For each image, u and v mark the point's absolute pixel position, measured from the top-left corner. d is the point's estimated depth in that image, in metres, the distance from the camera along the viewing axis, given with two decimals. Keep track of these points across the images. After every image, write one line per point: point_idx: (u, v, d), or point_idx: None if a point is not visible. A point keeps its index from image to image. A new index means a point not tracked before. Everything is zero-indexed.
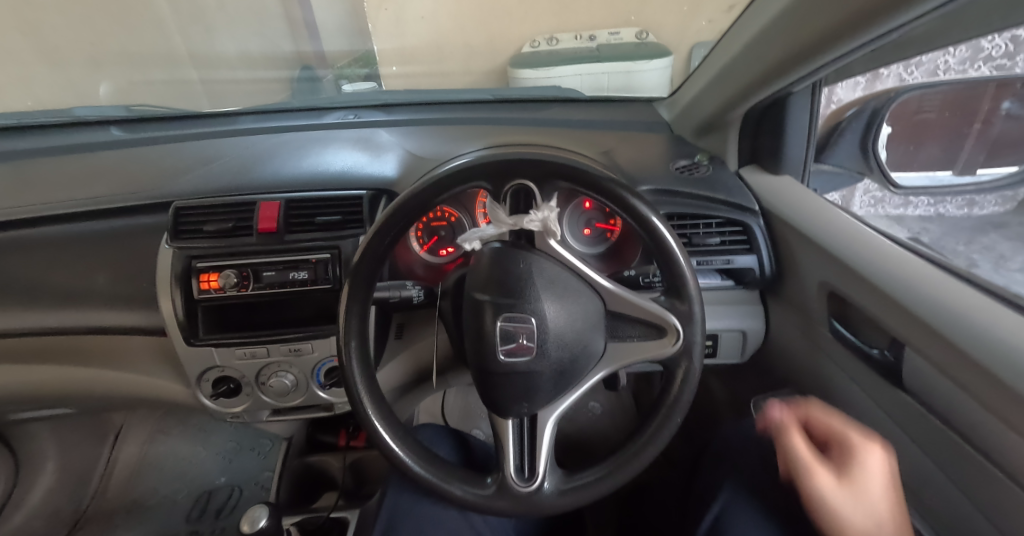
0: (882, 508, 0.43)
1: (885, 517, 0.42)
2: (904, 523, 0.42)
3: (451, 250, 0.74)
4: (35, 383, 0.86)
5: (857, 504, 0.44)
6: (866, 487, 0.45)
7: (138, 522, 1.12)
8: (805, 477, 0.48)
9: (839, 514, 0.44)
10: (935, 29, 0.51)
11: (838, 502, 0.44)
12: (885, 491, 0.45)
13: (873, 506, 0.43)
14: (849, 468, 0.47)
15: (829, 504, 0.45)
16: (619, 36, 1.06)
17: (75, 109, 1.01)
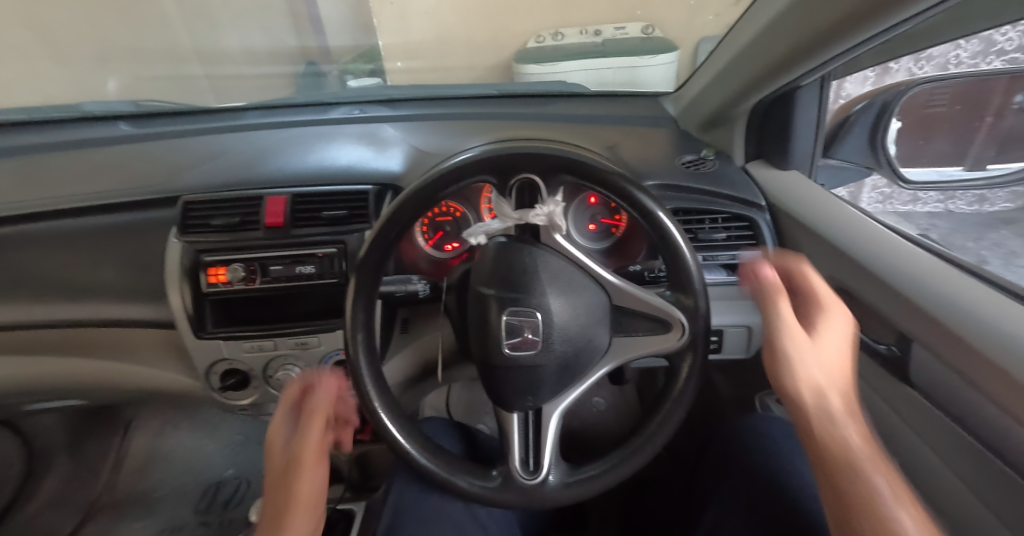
0: (835, 368, 0.45)
1: (835, 375, 0.45)
2: (847, 378, 0.45)
3: (456, 245, 0.75)
4: (46, 376, 0.87)
5: (819, 364, 0.45)
6: (828, 349, 0.46)
7: (147, 513, 1.14)
8: (773, 334, 0.47)
9: (802, 370, 0.44)
10: (946, 21, 0.50)
11: (805, 360, 0.45)
12: (841, 351, 0.46)
13: (830, 367, 0.45)
14: (820, 332, 0.47)
15: (796, 361, 0.45)
16: (625, 31, 1.05)
17: (83, 105, 1.01)
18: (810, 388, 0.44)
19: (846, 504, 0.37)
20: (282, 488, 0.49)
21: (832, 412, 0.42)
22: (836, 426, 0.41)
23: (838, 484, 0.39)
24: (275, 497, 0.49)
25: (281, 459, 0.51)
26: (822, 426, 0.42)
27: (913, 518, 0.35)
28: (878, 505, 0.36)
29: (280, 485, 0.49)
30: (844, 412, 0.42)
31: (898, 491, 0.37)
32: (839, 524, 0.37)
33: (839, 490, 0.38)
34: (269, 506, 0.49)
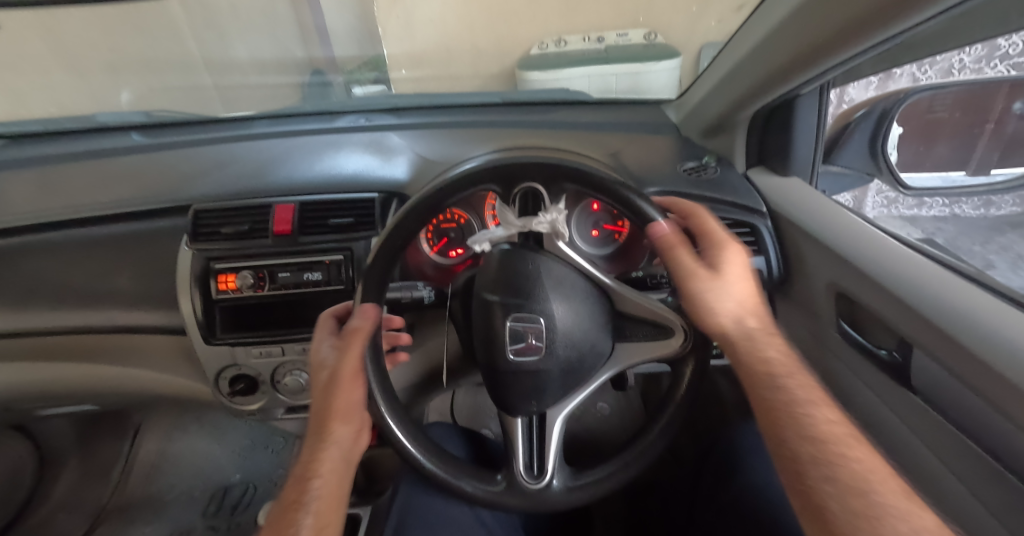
0: (742, 294, 0.51)
1: (743, 300, 0.51)
2: (755, 299, 0.52)
3: (461, 251, 0.75)
4: (59, 381, 0.89)
5: (730, 293, 0.50)
6: (734, 280, 0.50)
7: (156, 517, 1.15)
8: (685, 274, 0.50)
9: (717, 304, 0.49)
10: (943, 31, 0.51)
11: (716, 295, 0.49)
12: (744, 279, 0.51)
13: (742, 294, 0.51)
14: (722, 263, 0.51)
15: (710, 298, 0.49)
16: (628, 37, 1.07)
17: (97, 116, 1.04)
18: (727, 318, 0.50)
19: (771, 408, 0.46)
20: (328, 399, 0.53)
21: (751, 333, 0.50)
22: (755, 345, 0.49)
23: (763, 393, 0.48)
24: (320, 406, 0.54)
25: (324, 373, 0.55)
26: (744, 345, 0.50)
27: (821, 408, 0.46)
28: (797, 405, 0.46)
29: (324, 396, 0.54)
30: (761, 330, 0.50)
31: (808, 390, 0.47)
32: (765, 425, 0.47)
33: (763, 397, 0.47)
34: (314, 412, 0.55)
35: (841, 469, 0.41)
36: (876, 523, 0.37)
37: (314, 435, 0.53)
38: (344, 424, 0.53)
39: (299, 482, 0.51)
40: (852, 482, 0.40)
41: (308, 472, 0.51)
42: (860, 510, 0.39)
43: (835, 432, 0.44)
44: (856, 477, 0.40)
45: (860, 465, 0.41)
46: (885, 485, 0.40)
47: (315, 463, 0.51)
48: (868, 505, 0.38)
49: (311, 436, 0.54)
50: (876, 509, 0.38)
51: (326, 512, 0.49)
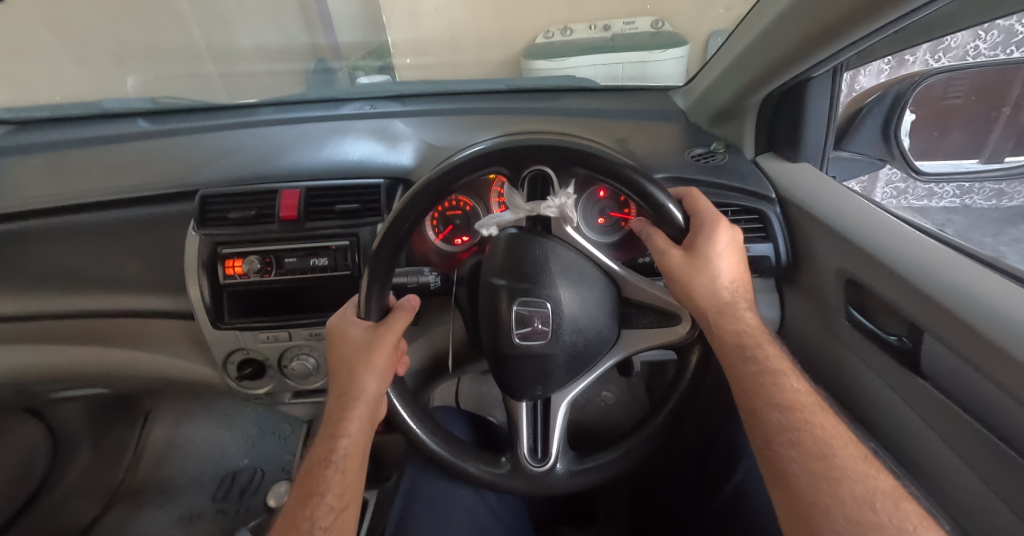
0: (722, 271, 0.52)
1: (722, 276, 0.52)
2: (733, 278, 0.52)
3: (465, 239, 0.75)
4: (71, 365, 0.90)
5: (704, 270, 0.51)
6: (713, 258, 0.51)
7: (168, 501, 1.17)
8: (661, 249, 0.53)
9: (689, 280, 0.51)
10: (958, 11, 0.49)
11: (688, 271, 0.51)
12: (725, 258, 0.52)
13: (723, 273, 0.52)
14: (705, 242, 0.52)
15: (682, 273, 0.51)
16: (635, 25, 1.04)
17: (104, 102, 1.04)
18: (702, 292, 0.51)
19: (743, 377, 0.47)
20: (360, 359, 0.52)
21: (727, 306, 0.51)
22: (729, 318, 0.51)
23: (735, 363, 0.49)
24: (349, 364, 0.53)
25: (360, 333, 0.54)
26: (719, 318, 0.51)
27: (790, 379, 0.47)
28: (768, 375, 0.47)
29: (356, 356, 0.53)
30: (737, 306, 0.52)
31: (779, 363, 0.48)
32: (735, 394, 0.48)
33: (735, 367, 0.48)
34: (342, 369, 0.53)
35: (803, 432, 0.42)
36: (833, 483, 0.38)
37: (342, 393, 0.52)
38: (374, 386, 0.52)
39: (327, 440, 0.50)
40: (813, 445, 0.41)
41: (336, 430, 0.50)
42: (818, 471, 0.39)
43: (801, 400, 0.45)
44: (816, 439, 0.41)
45: (823, 431, 0.42)
46: (846, 449, 0.41)
47: (344, 421, 0.50)
48: (827, 466, 0.39)
49: (339, 394, 0.52)
50: (834, 469, 0.39)
51: (351, 471, 0.49)
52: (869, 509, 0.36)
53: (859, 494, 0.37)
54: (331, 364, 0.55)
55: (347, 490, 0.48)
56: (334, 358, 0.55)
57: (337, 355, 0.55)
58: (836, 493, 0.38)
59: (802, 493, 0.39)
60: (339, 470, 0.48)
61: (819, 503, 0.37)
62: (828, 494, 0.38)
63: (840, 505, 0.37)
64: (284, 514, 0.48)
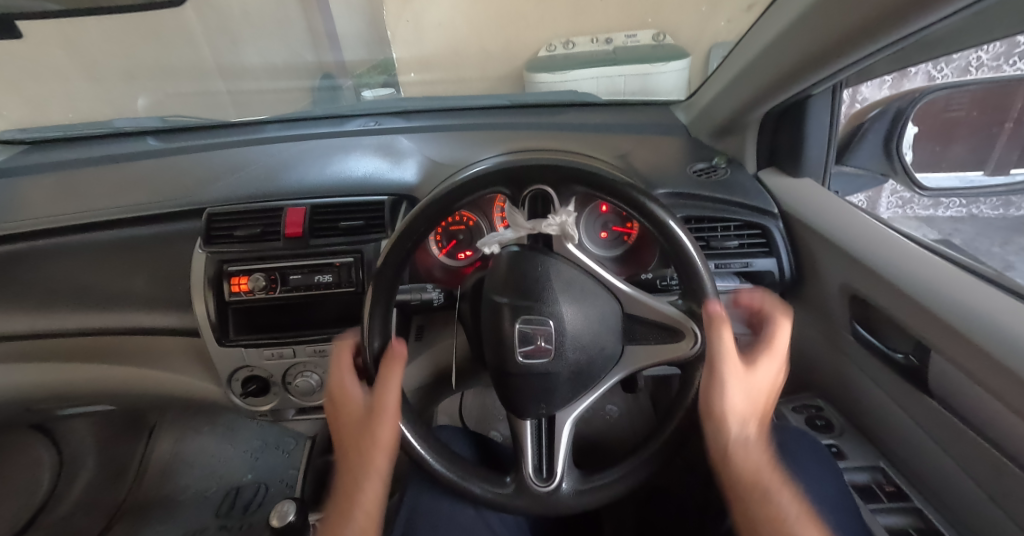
0: (761, 399, 0.49)
1: (758, 405, 0.49)
2: (766, 411, 0.49)
3: (469, 253, 0.75)
4: (76, 382, 0.90)
5: (750, 390, 0.48)
6: (759, 383, 0.49)
7: (173, 517, 1.17)
8: (712, 356, 0.49)
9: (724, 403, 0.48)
10: (955, 32, 0.50)
11: (728, 396, 0.48)
12: (769, 387, 0.50)
13: (758, 400, 0.49)
14: (752, 364, 0.50)
15: (717, 394, 0.48)
16: (637, 38, 1.07)
17: (114, 122, 1.06)
18: (736, 416, 0.48)
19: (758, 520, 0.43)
20: (365, 436, 0.52)
21: (751, 441, 0.47)
22: (745, 453, 0.46)
23: (748, 507, 0.44)
24: (356, 434, 0.53)
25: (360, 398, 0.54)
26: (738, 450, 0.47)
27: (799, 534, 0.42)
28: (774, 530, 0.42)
29: (361, 427, 0.52)
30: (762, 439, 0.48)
31: (796, 515, 0.43)
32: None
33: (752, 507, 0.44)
34: (349, 447, 0.53)
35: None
36: None
37: (349, 465, 0.51)
38: (385, 460, 0.52)
39: (338, 517, 0.49)
40: None
41: (345, 514, 0.49)
42: None
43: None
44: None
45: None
46: None
47: (354, 492, 0.50)
48: None
49: (347, 472, 0.51)
50: None
51: None
52: None
53: None
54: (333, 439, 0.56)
55: None
56: (337, 433, 0.56)
57: (340, 434, 0.55)
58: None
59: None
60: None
61: None
62: None
63: None
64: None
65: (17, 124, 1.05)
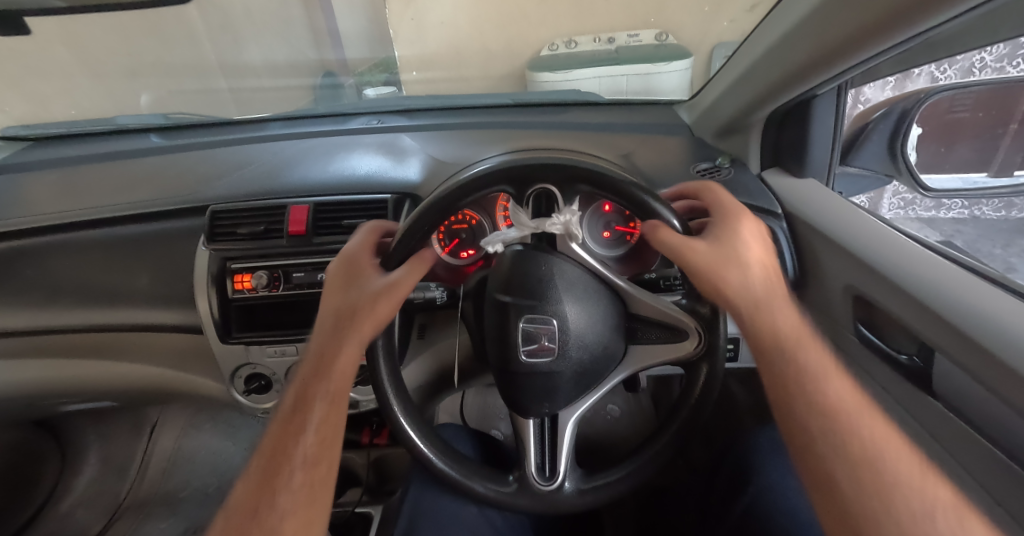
0: (753, 268, 0.50)
1: (754, 274, 0.50)
2: (764, 274, 0.51)
3: (472, 252, 0.70)
4: (79, 378, 0.91)
5: (738, 266, 0.50)
6: (743, 258, 0.50)
7: (174, 514, 1.18)
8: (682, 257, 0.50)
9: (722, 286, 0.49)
10: (963, 33, 0.50)
11: (722, 280, 0.49)
12: (752, 259, 0.51)
13: (751, 269, 0.50)
14: (728, 246, 0.51)
15: (715, 283, 0.50)
16: (639, 38, 1.07)
17: (117, 118, 1.06)
18: (736, 289, 0.49)
19: (788, 381, 0.46)
20: (360, 306, 0.53)
21: (761, 306, 0.49)
22: (758, 317, 0.49)
23: (773, 364, 0.48)
24: (351, 308, 0.53)
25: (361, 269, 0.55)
26: (750, 314, 0.49)
27: (827, 383, 0.46)
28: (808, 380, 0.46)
29: (359, 304, 0.53)
30: (776, 302, 0.49)
31: (819, 366, 0.47)
32: (772, 397, 0.48)
33: (774, 369, 0.47)
34: (343, 308, 0.54)
35: (846, 442, 0.42)
36: (886, 500, 0.38)
37: (337, 333, 0.53)
38: (371, 332, 0.53)
39: (314, 376, 0.51)
40: (857, 463, 0.41)
41: (326, 367, 0.51)
42: (866, 481, 0.40)
43: (843, 403, 0.44)
44: (863, 450, 0.41)
45: (871, 439, 0.42)
46: (899, 459, 0.40)
47: (335, 361, 0.51)
48: (876, 474, 0.40)
49: (336, 329, 0.53)
50: (882, 482, 0.39)
51: (330, 415, 0.49)
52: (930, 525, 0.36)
53: (916, 510, 0.37)
54: (322, 302, 0.56)
55: (324, 441, 0.48)
56: (328, 296, 0.56)
57: (332, 298, 0.55)
58: (885, 512, 0.38)
59: (854, 512, 0.39)
60: (324, 401, 0.50)
61: (871, 518, 0.38)
62: (879, 509, 0.38)
63: (892, 518, 0.37)
64: (267, 442, 0.49)
65: (19, 121, 1.04)
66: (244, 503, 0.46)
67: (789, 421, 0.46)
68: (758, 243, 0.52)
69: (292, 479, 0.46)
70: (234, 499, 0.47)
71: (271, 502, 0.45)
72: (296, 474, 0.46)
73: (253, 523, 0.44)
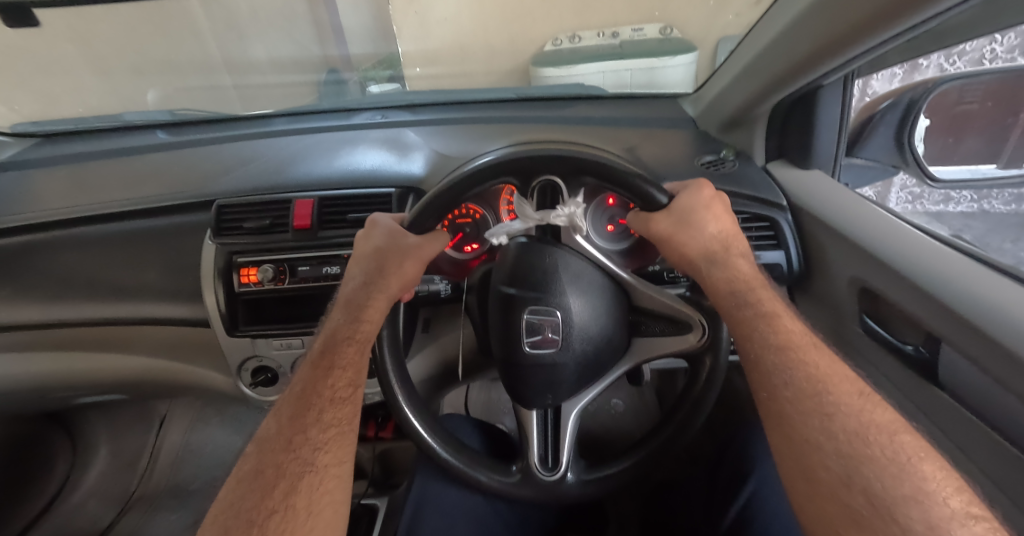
0: (711, 232, 0.56)
1: (712, 236, 0.55)
2: (722, 236, 0.56)
3: (475, 246, 0.71)
4: (90, 371, 0.92)
5: (700, 233, 0.55)
6: (704, 223, 0.55)
7: (181, 505, 1.20)
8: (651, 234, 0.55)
9: (686, 255, 0.55)
10: (970, 19, 0.49)
11: (688, 250, 0.55)
12: (713, 222, 0.56)
13: (711, 232, 0.56)
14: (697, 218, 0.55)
15: (683, 253, 0.55)
16: (643, 33, 1.07)
17: (125, 115, 1.07)
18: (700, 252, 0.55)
19: (745, 324, 0.49)
20: (390, 263, 0.56)
21: (720, 261, 0.54)
22: (718, 275, 0.54)
23: (733, 309, 0.51)
24: (382, 262, 0.56)
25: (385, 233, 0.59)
26: (711, 271, 0.54)
27: (784, 321, 0.49)
28: (763, 318, 0.49)
29: (388, 261, 0.56)
30: (731, 257, 0.55)
31: (774, 307, 0.50)
32: (734, 342, 0.50)
33: (732, 312, 0.51)
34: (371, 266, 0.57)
35: (797, 372, 0.44)
36: (826, 419, 0.40)
37: (366, 287, 0.56)
38: (399, 289, 0.56)
39: (342, 325, 0.53)
40: (804, 391, 0.43)
41: (356, 317, 0.54)
42: (812, 408, 0.41)
43: (796, 340, 0.47)
44: (812, 380, 0.43)
45: (818, 371, 0.44)
46: (841, 386, 0.42)
47: (365, 310, 0.54)
48: (820, 402, 0.41)
49: (365, 283, 0.56)
50: (827, 406, 0.41)
51: (359, 359, 0.51)
52: (865, 442, 0.38)
53: (852, 428, 0.39)
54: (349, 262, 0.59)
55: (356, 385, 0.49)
56: (356, 257, 0.59)
57: (362, 257, 0.58)
58: (827, 428, 0.40)
59: (799, 429, 0.41)
60: (355, 344, 0.52)
61: (812, 441, 0.40)
62: (821, 430, 0.40)
63: (832, 439, 0.39)
64: (292, 384, 0.49)
65: (28, 118, 1.07)
66: (274, 439, 0.44)
67: (747, 360, 0.48)
68: (718, 207, 0.57)
69: (325, 413, 0.46)
70: (259, 439, 0.45)
71: (304, 435, 0.44)
72: (328, 409, 0.46)
73: (286, 456, 0.43)
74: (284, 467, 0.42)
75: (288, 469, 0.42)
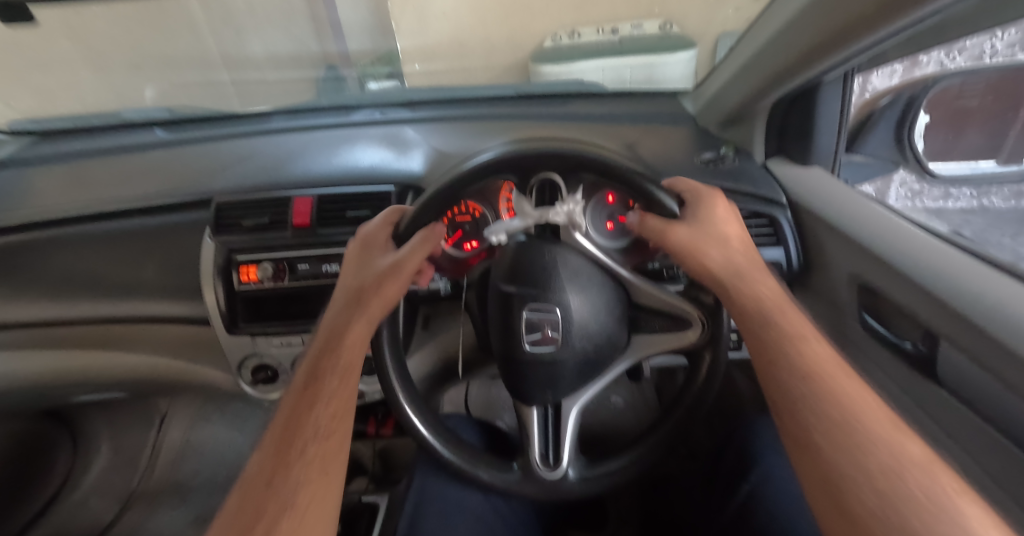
0: (727, 237, 0.54)
1: (728, 243, 0.54)
2: (739, 245, 0.54)
3: (476, 244, 0.65)
4: (90, 368, 0.92)
5: (716, 239, 0.54)
6: (717, 226, 0.55)
7: (182, 502, 1.20)
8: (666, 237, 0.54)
9: (705, 261, 0.53)
10: (969, 14, 0.49)
11: (707, 256, 0.53)
12: (724, 225, 0.55)
13: (727, 237, 0.54)
14: (709, 220, 0.55)
15: (702, 260, 0.53)
16: (643, 28, 1.08)
17: (122, 112, 1.05)
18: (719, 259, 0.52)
19: (766, 344, 0.46)
20: (371, 284, 0.55)
21: (741, 272, 0.52)
22: (740, 283, 0.51)
23: (756, 330, 0.48)
24: (362, 285, 0.56)
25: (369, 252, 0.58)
26: (732, 280, 0.51)
27: (811, 344, 0.46)
28: (788, 341, 0.46)
29: (369, 282, 0.55)
30: (753, 270, 0.52)
31: (800, 329, 0.47)
32: (758, 371, 0.47)
33: (754, 331, 0.48)
34: (354, 290, 0.56)
35: (824, 399, 0.41)
36: (860, 454, 0.37)
37: (348, 311, 0.55)
38: (382, 308, 0.55)
39: (325, 353, 0.52)
40: (833, 422, 0.39)
41: (336, 344, 0.52)
42: (841, 441, 0.38)
43: (823, 365, 0.44)
44: (843, 410, 0.40)
45: (849, 399, 0.41)
46: (875, 417, 0.39)
47: (347, 335, 0.53)
48: (851, 434, 0.38)
49: (347, 308, 0.55)
50: (860, 439, 0.38)
51: (342, 386, 0.49)
52: (901, 480, 0.34)
53: (888, 462, 0.36)
54: (337, 284, 0.59)
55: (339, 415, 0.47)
56: (343, 280, 0.59)
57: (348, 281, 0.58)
58: (858, 462, 0.36)
59: (828, 464, 0.37)
60: (337, 373, 0.50)
61: (845, 476, 0.36)
62: (853, 465, 0.36)
63: (865, 475, 0.35)
64: (277, 419, 0.48)
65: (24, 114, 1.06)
66: (255, 480, 0.43)
67: (772, 387, 0.45)
68: (727, 214, 0.57)
69: (308, 448, 0.44)
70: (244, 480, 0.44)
71: (285, 474, 0.43)
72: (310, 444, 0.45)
73: (266, 497, 0.41)
74: (262, 509, 0.40)
75: (267, 510, 0.40)
